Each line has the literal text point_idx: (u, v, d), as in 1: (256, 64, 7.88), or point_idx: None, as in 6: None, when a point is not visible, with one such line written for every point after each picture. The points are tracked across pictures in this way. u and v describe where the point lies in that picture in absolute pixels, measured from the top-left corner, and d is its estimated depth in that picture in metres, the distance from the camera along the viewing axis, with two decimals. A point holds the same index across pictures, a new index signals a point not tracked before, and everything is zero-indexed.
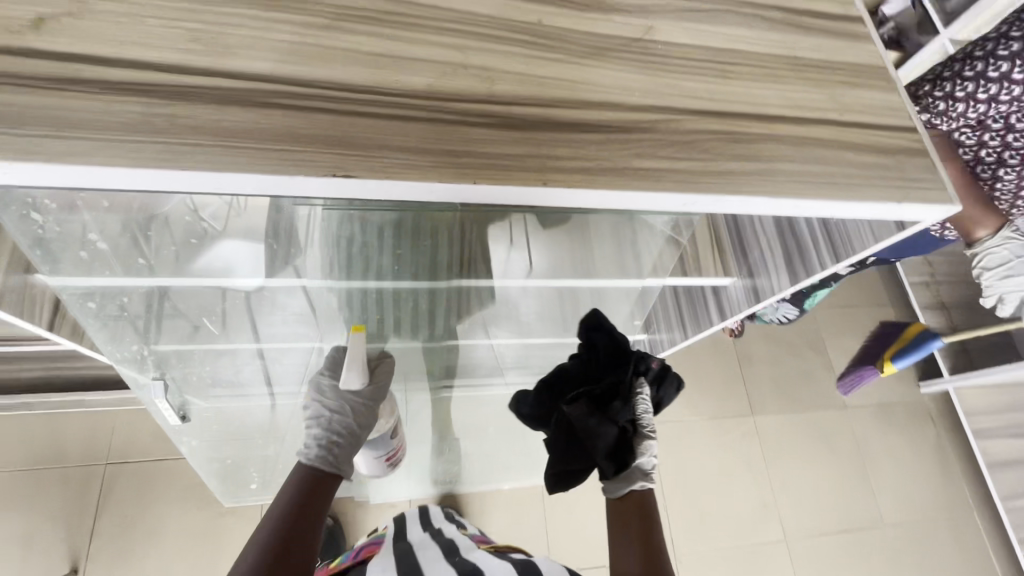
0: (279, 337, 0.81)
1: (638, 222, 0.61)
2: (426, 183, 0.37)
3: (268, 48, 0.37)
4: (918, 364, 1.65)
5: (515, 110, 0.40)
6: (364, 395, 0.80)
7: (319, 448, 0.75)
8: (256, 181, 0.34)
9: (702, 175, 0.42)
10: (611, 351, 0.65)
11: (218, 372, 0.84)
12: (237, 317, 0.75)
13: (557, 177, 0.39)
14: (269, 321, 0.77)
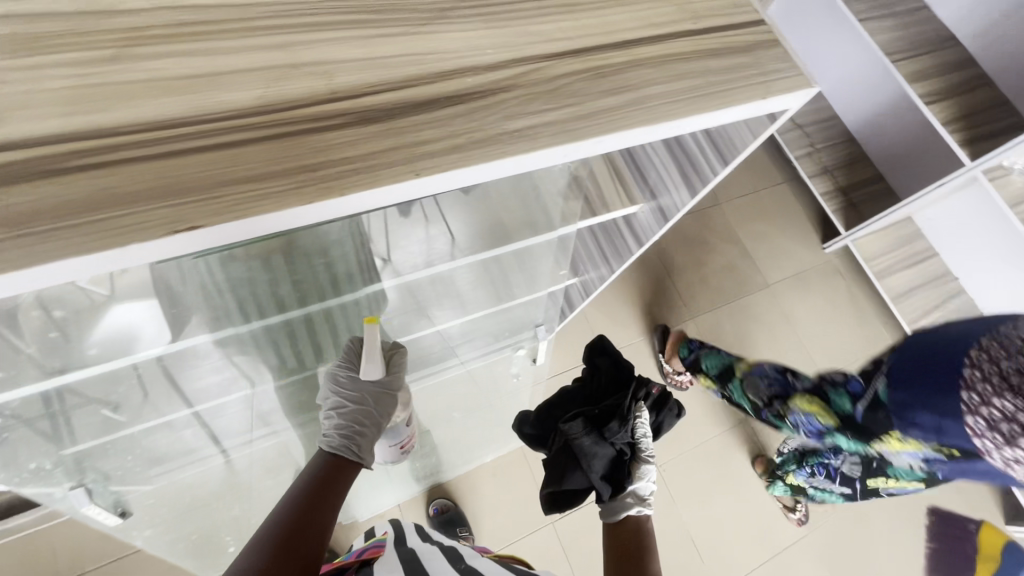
0: (211, 394, 0.72)
1: (532, 176, 0.60)
2: (289, 210, 0.33)
3: (49, 103, 0.31)
4: (818, 229, 1.80)
5: (365, 101, 0.37)
6: (386, 387, 0.78)
7: (343, 438, 0.73)
8: (83, 261, 0.29)
9: (577, 120, 0.40)
10: (609, 373, 0.86)
11: (154, 452, 0.76)
12: (158, 391, 0.66)
13: (430, 164, 0.36)
14: (194, 382, 0.69)
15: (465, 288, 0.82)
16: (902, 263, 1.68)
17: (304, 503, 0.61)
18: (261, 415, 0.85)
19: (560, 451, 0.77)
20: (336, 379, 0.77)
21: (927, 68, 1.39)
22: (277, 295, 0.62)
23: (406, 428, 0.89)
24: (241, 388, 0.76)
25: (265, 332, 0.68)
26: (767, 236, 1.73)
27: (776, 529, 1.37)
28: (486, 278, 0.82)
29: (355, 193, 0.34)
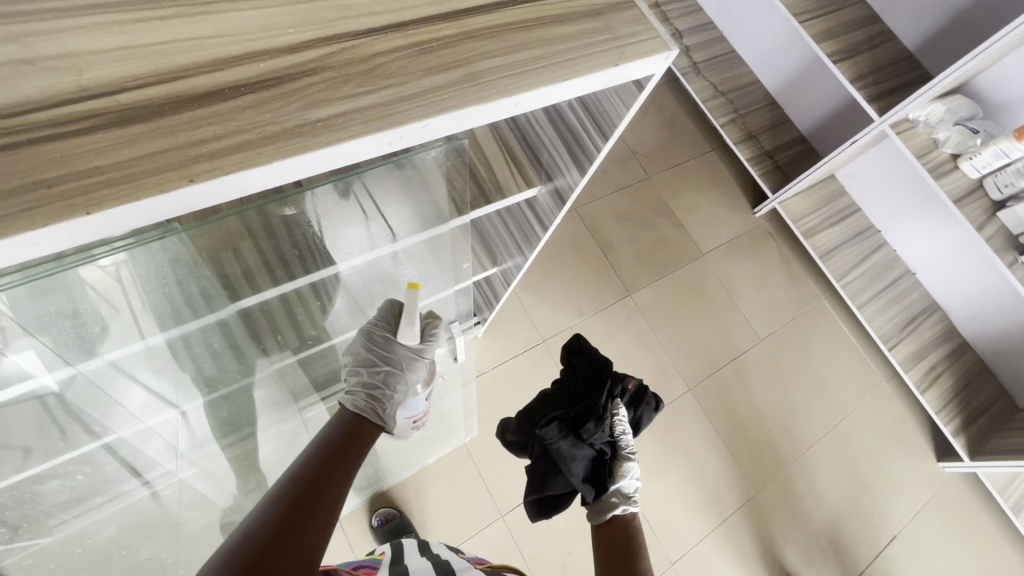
0: (128, 417, 0.68)
1: (417, 171, 0.57)
2: (22, 236, 0.27)
3: None
4: (749, 194, 1.82)
5: (126, 97, 0.31)
6: (420, 353, 0.73)
7: (368, 400, 0.70)
8: None
9: (397, 103, 0.36)
10: (587, 377, 0.77)
11: (57, 491, 0.65)
12: (57, 416, 0.60)
13: (210, 167, 0.31)
14: (104, 405, 0.64)
15: (407, 280, 0.80)
16: (830, 220, 1.71)
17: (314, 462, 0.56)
18: (193, 442, 0.78)
19: (540, 457, 0.73)
20: (370, 337, 0.70)
21: (828, 29, 1.39)
22: (181, 308, 0.61)
23: (423, 401, 0.80)
24: (164, 412, 0.72)
25: (188, 344, 0.66)
26: (701, 206, 1.74)
27: (726, 494, 1.39)
28: (395, 271, 0.77)
29: (111, 210, 0.29)
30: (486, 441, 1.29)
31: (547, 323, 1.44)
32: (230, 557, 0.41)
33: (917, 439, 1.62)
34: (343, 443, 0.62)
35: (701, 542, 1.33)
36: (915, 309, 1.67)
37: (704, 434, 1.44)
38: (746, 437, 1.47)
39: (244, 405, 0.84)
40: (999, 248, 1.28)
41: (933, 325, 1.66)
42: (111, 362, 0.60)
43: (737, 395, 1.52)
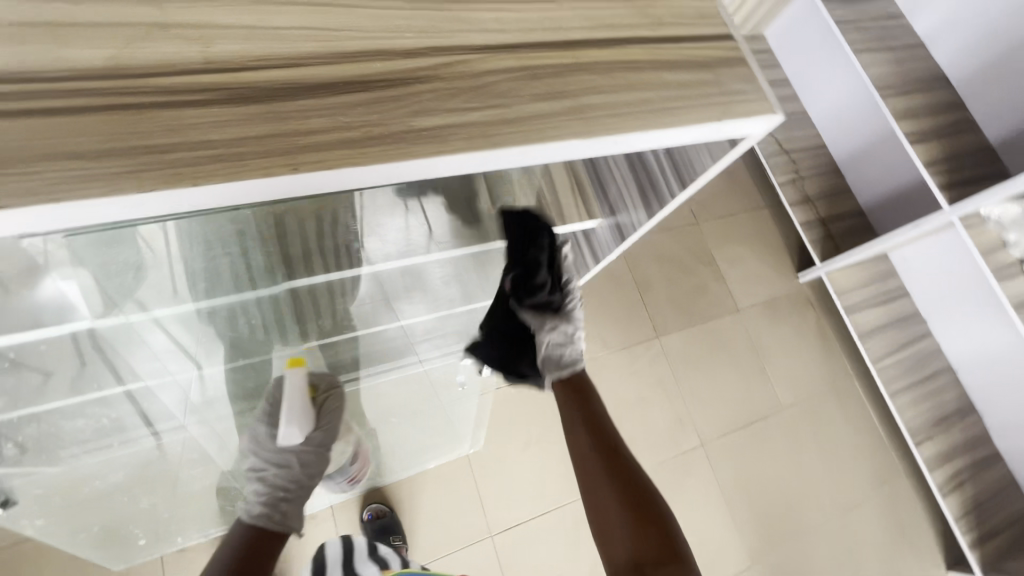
0: (150, 371, 0.66)
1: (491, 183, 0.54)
2: (126, 199, 0.27)
3: None
4: (794, 258, 1.78)
5: (247, 76, 0.31)
6: (319, 444, 0.77)
7: (266, 502, 0.74)
8: None
9: (502, 124, 0.35)
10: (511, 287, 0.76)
11: (70, 420, 0.65)
12: (84, 355, 0.59)
13: (312, 158, 0.30)
14: (129, 355, 0.62)
15: (435, 282, 0.77)
16: (875, 299, 1.65)
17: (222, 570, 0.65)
18: (202, 402, 0.77)
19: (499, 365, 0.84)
20: (254, 440, 0.76)
21: (914, 108, 1.36)
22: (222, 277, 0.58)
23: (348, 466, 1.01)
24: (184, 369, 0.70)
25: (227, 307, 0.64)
26: (745, 262, 1.70)
27: (720, 559, 1.35)
28: (437, 283, 0.77)
29: (213, 185, 0.28)
30: (487, 457, 1.27)
31: None
32: None
33: (929, 543, 1.54)
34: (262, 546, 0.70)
35: None
36: (951, 407, 1.59)
37: (709, 494, 1.40)
38: (751, 505, 1.42)
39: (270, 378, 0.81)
40: None
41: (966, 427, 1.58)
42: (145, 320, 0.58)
43: (748, 462, 1.47)
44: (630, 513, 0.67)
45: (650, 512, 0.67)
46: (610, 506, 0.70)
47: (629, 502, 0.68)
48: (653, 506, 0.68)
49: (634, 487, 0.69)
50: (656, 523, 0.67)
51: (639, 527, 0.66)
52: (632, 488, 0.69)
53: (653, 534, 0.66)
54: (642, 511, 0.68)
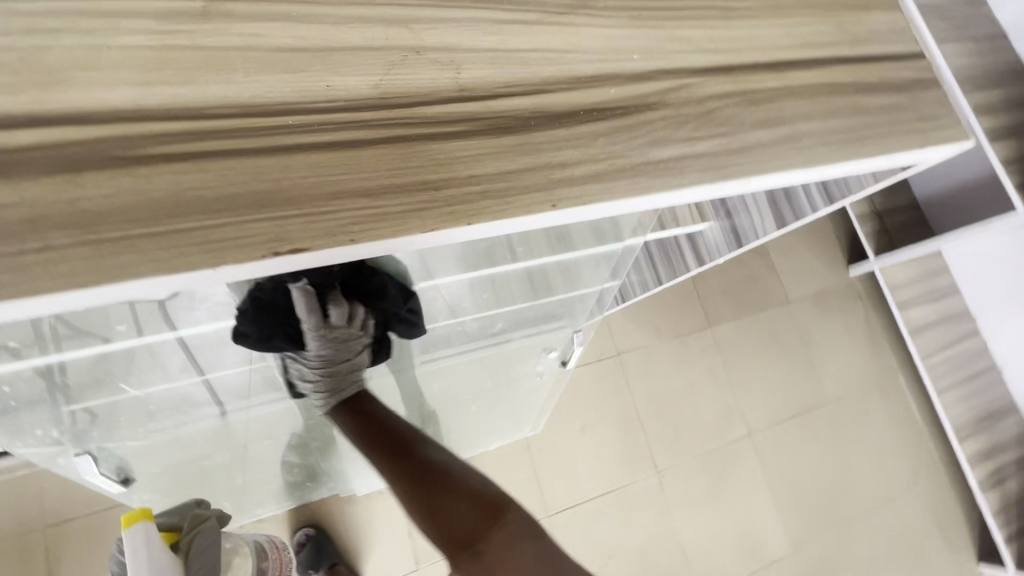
0: (226, 364, 0.58)
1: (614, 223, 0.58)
2: (410, 237, 0.27)
3: (126, 64, 0.25)
4: (846, 251, 1.76)
5: (499, 105, 0.31)
6: None
7: None
8: (172, 284, 0.24)
9: (728, 155, 0.35)
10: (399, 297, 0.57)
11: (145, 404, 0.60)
12: (165, 357, 0.52)
13: (569, 194, 0.30)
14: (207, 354, 0.55)
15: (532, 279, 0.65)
16: (927, 296, 1.63)
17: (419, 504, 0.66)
18: (271, 381, 0.68)
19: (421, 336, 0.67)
20: None
21: (988, 103, 1.27)
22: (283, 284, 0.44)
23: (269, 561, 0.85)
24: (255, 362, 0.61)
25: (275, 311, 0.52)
26: (796, 253, 1.69)
27: (763, 546, 1.38)
28: (529, 286, 0.68)
29: (486, 223, 0.28)
30: (544, 440, 1.29)
31: (625, 338, 1.42)
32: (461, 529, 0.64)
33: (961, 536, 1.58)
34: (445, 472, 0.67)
35: None
36: (993, 406, 1.60)
37: (754, 483, 1.43)
38: (794, 495, 1.46)
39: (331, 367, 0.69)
40: None
41: (1008, 427, 1.59)
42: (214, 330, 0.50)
43: (793, 452, 1.49)
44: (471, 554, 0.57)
45: (488, 525, 0.57)
46: (444, 526, 0.60)
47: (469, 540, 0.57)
48: (500, 519, 0.58)
49: (456, 490, 0.61)
50: (501, 523, 0.58)
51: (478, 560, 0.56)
52: (467, 516, 0.58)
53: (502, 542, 0.56)
54: (483, 537, 0.57)
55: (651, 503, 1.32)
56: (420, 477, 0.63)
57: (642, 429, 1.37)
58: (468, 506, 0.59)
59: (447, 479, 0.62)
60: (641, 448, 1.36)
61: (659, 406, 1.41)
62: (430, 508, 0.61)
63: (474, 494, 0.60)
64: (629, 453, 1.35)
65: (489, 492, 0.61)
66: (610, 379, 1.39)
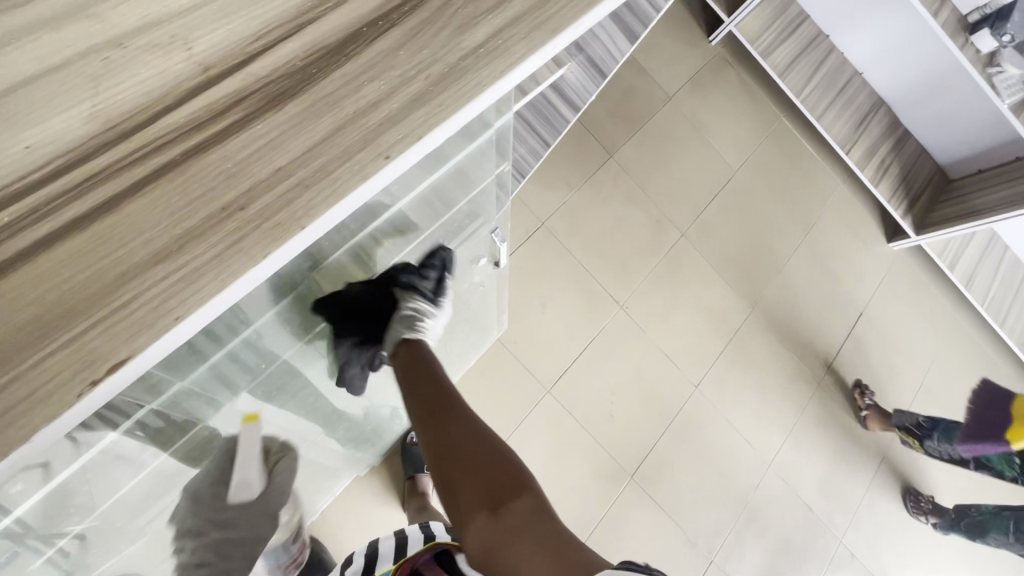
0: (151, 458, 0.56)
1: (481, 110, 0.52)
2: (240, 280, 0.23)
3: None
4: (701, 22, 1.73)
5: (260, 67, 0.24)
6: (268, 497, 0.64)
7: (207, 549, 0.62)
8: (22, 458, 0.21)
9: (545, 4, 0.29)
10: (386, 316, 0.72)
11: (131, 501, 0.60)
12: (99, 471, 0.51)
13: (399, 135, 0.25)
14: (124, 463, 0.53)
15: (432, 200, 0.62)
16: (785, 33, 1.65)
17: (453, 469, 0.58)
18: (190, 462, 0.64)
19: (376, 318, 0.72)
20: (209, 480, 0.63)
21: None
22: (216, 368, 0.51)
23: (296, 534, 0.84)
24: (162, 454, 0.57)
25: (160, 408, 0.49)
26: (658, 47, 1.64)
27: (728, 318, 1.54)
28: (429, 209, 0.63)
29: (320, 219, 0.24)
30: (515, 331, 1.33)
31: (541, 207, 1.41)
32: (474, 452, 0.59)
33: (871, 229, 1.82)
34: (493, 467, 0.58)
35: (717, 362, 1.50)
36: (866, 107, 1.72)
37: (702, 273, 1.54)
38: (737, 264, 1.60)
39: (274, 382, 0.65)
40: (952, 32, 1.30)
41: (881, 120, 1.74)
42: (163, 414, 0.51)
43: (723, 227, 1.61)
44: (492, 512, 0.54)
45: (517, 496, 0.55)
46: (454, 496, 0.58)
47: (489, 500, 0.55)
48: (523, 494, 0.55)
49: (485, 461, 0.58)
50: (526, 503, 0.55)
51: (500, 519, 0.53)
52: (482, 484, 0.57)
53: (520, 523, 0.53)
54: (507, 498, 0.55)
55: (626, 333, 1.43)
56: (445, 441, 0.61)
57: (590, 277, 1.42)
58: (490, 475, 0.57)
59: (493, 454, 0.59)
60: (599, 294, 1.42)
61: (599, 249, 1.45)
62: (463, 476, 0.58)
63: (492, 464, 0.58)
64: (591, 303, 1.41)
65: (516, 468, 0.58)
66: (546, 251, 1.40)
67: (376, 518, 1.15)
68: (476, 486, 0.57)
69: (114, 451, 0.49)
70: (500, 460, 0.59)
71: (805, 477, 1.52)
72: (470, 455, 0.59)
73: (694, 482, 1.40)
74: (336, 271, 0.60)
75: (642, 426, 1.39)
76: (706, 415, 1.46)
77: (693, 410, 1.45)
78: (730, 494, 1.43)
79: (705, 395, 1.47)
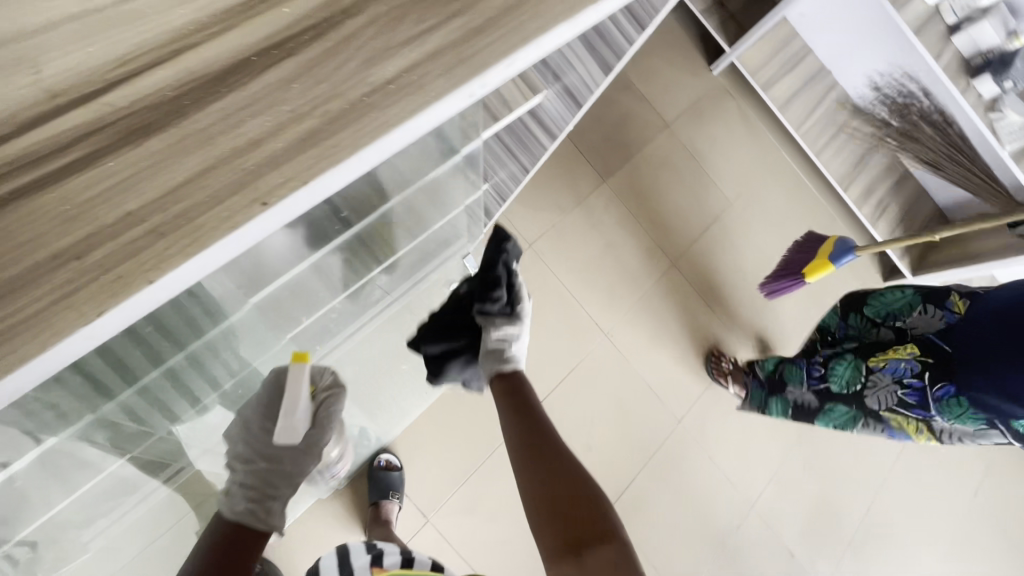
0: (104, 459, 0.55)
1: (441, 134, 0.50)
2: (66, 341, 0.19)
3: None
4: (704, 51, 1.71)
5: (122, 96, 0.21)
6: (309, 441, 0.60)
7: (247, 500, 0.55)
8: None
9: (471, 40, 0.27)
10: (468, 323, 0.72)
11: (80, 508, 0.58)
12: (52, 476, 0.50)
13: (281, 178, 0.22)
14: (71, 464, 0.51)
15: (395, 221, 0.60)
16: (787, 66, 1.63)
17: (541, 478, 0.55)
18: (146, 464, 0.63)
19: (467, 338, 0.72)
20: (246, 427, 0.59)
21: None
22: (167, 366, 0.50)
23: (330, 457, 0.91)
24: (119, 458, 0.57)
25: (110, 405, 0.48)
26: (658, 73, 1.63)
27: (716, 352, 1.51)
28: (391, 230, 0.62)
29: (172, 272, 0.21)
30: None
31: (530, 229, 1.39)
32: (562, 472, 0.55)
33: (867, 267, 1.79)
34: (582, 493, 0.54)
35: (703, 397, 1.46)
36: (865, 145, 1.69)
37: (692, 304, 1.51)
38: (727, 296, 1.56)
39: (233, 397, 0.66)
40: (954, 75, 1.28)
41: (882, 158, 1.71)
42: (111, 412, 0.49)
43: (715, 258, 1.58)
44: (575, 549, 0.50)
45: (604, 541, 0.51)
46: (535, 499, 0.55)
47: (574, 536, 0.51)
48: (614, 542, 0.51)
49: (576, 485, 0.54)
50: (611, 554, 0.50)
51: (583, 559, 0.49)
52: (570, 508, 0.53)
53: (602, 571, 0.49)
54: (593, 540, 0.51)
55: (611, 362, 1.39)
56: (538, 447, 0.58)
57: (576, 302, 1.39)
58: (580, 505, 0.53)
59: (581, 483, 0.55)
60: (584, 321, 1.39)
61: (585, 274, 1.42)
62: (550, 482, 0.55)
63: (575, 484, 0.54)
64: (575, 329, 1.38)
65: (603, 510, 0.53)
66: (532, 274, 1.37)
67: (337, 544, 1.10)
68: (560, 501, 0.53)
69: (61, 450, 0.48)
70: (590, 492, 0.54)
71: (789, 520, 1.47)
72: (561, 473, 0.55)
73: (672, 520, 1.36)
74: (282, 298, 0.57)
75: (622, 459, 1.35)
76: (689, 451, 1.42)
77: (675, 445, 1.40)
78: (709, 535, 1.38)
79: (689, 429, 1.43)
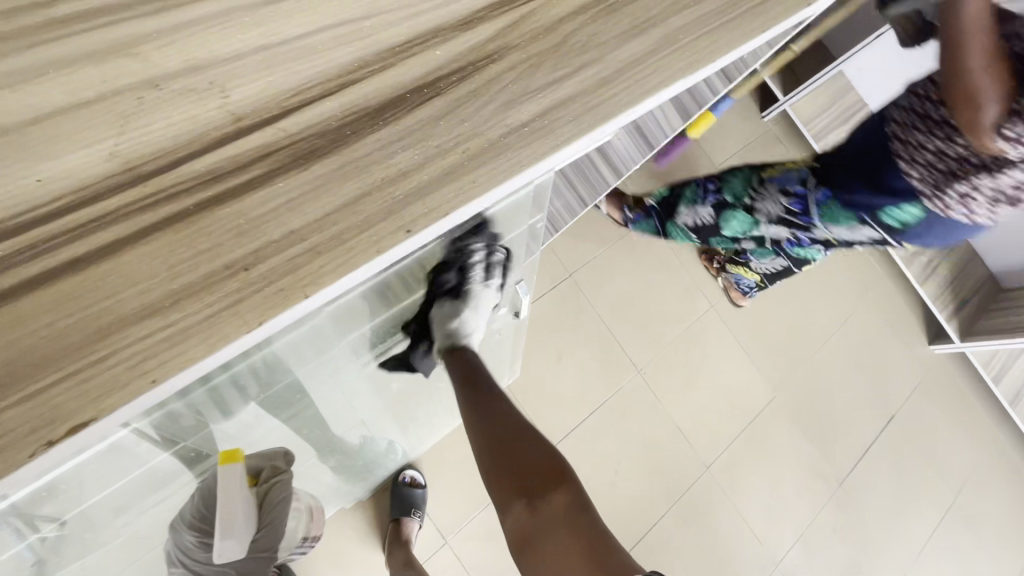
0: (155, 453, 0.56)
1: None
2: (225, 348, 0.21)
3: None
4: (757, 97, 1.72)
5: (296, 123, 0.23)
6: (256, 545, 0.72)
7: None
8: None
9: (600, 88, 0.28)
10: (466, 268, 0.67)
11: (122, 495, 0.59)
12: (107, 468, 0.51)
13: (424, 208, 0.24)
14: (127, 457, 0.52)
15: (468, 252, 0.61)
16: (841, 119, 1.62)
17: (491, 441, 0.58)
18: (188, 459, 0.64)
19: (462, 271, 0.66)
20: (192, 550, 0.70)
21: None
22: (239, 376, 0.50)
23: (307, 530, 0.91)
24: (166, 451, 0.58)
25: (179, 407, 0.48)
26: None
27: (750, 401, 1.47)
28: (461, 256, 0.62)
29: (324, 289, 0.22)
30: (526, 379, 1.30)
31: (572, 258, 1.40)
32: (517, 433, 0.58)
33: (912, 327, 1.73)
34: (527, 445, 0.57)
35: (732, 446, 1.42)
36: None
37: (728, 348, 1.49)
38: (765, 343, 1.53)
39: (281, 398, 0.66)
40: None
41: None
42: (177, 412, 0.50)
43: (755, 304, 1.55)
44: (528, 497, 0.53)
45: (553, 488, 0.54)
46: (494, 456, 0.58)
47: (524, 487, 0.54)
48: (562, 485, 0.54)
49: (526, 442, 0.57)
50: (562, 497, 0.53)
51: (538, 504, 0.53)
52: (524, 464, 0.56)
53: (556, 514, 0.52)
54: (542, 487, 0.54)
55: (643, 399, 1.37)
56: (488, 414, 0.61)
57: (611, 335, 1.38)
58: (529, 460, 0.56)
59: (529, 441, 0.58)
60: (618, 355, 1.38)
61: (623, 308, 1.41)
62: (499, 442, 0.58)
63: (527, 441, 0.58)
64: (608, 362, 1.37)
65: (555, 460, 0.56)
66: (569, 303, 1.37)
67: (356, 556, 1.10)
68: (513, 458, 0.56)
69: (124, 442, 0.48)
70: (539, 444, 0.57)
71: None
72: (512, 434, 0.59)
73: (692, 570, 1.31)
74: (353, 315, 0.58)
75: (645, 501, 1.32)
76: (715, 500, 1.37)
77: (701, 491, 1.36)
78: None
79: (717, 477, 1.39)
